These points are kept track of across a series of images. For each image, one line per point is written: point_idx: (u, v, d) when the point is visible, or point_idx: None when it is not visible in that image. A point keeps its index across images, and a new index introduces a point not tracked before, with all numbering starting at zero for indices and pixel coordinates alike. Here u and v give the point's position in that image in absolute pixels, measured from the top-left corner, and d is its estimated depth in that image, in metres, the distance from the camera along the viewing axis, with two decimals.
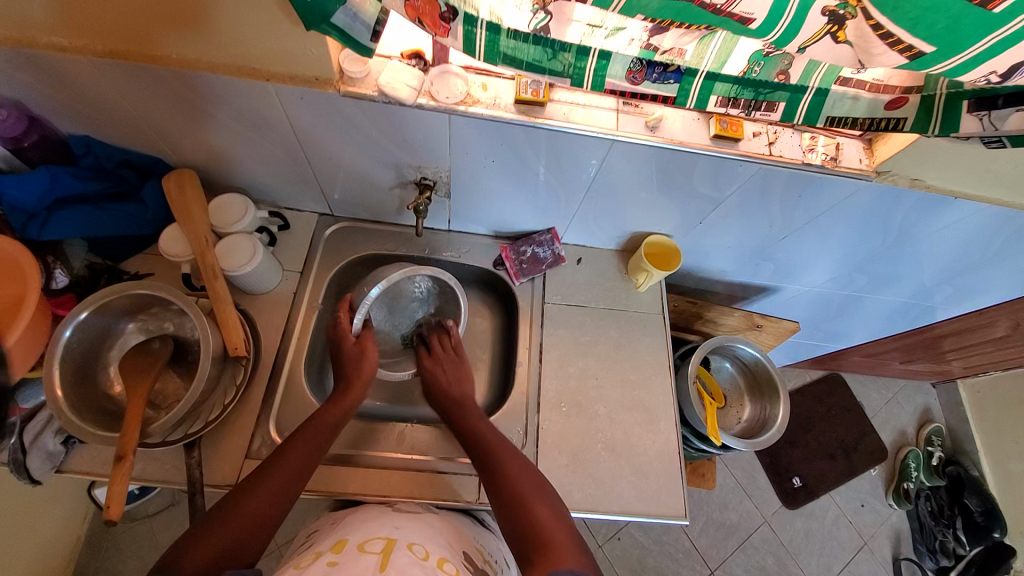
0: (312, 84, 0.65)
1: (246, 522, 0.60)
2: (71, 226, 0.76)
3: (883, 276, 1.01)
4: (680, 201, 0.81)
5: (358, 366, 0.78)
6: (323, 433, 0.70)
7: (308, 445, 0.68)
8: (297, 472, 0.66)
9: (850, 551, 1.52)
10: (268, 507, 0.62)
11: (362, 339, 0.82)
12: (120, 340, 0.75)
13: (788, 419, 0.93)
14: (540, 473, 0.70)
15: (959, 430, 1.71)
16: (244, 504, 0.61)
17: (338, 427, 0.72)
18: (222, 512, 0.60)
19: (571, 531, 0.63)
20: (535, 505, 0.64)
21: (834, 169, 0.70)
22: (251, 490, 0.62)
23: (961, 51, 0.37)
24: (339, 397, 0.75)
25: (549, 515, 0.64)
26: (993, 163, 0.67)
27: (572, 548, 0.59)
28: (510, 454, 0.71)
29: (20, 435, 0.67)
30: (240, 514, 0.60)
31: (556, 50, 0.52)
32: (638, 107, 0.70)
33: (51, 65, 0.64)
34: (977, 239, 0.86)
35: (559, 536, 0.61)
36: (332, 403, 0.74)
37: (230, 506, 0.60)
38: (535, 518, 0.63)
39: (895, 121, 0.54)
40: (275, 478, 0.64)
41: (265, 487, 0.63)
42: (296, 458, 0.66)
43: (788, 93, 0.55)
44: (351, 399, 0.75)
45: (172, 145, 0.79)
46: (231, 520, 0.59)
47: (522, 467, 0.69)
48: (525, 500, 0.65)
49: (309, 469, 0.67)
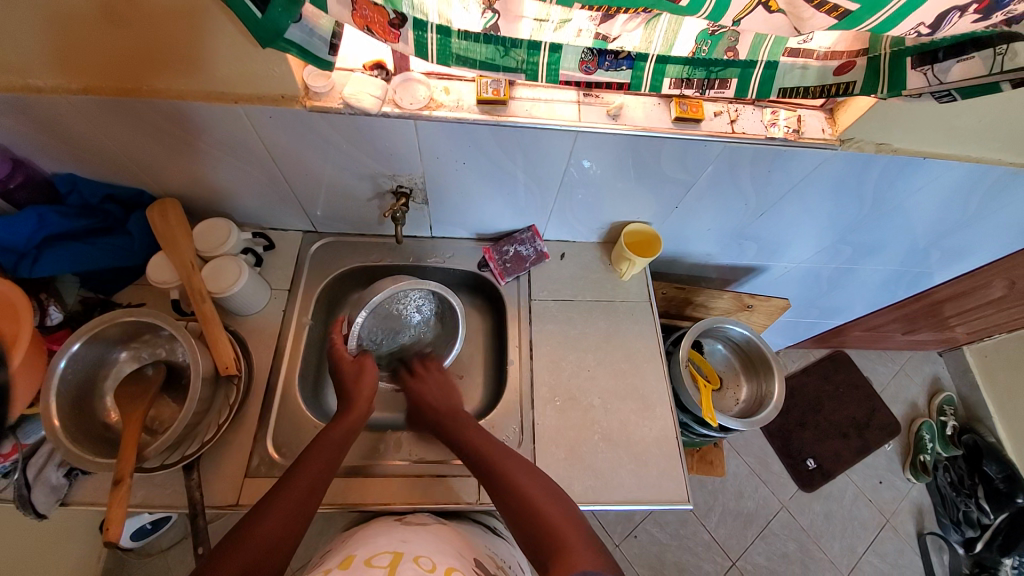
0: (279, 102, 0.67)
1: (262, 544, 0.58)
2: (63, 263, 0.77)
3: (868, 245, 1.01)
4: (654, 187, 0.82)
5: (355, 389, 0.79)
6: (330, 451, 0.70)
7: (317, 463, 0.68)
8: (309, 488, 0.65)
9: (871, 529, 1.50)
10: (281, 528, 0.60)
11: (360, 360, 0.82)
12: (115, 369, 0.76)
13: (784, 395, 0.93)
14: (544, 476, 0.69)
15: (970, 396, 1.70)
16: (257, 527, 0.59)
17: (345, 443, 0.72)
18: (233, 540, 0.58)
19: (583, 529, 0.62)
20: (546, 506, 0.64)
21: (797, 141, 0.71)
22: (263, 512, 0.61)
23: (883, 7, 0.39)
24: (344, 416, 0.75)
25: (561, 516, 0.63)
26: (956, 118, 0.68)
27: (591, 550, 0.58)
28: (513, 463, 0.70)
29: (23, 471, 0.69)
30: (252, 537, 0.58)
31: (508, 46, 0.54)
32: (599, 97, 0.72)
33: (31, 107, 0.66)
34: (955, 198, 0.87)
35: (573, 539, 0.60)
36: (338, 421, 0.74)
37: (243, 531, 0.59)
38: (548, 521, 0.62)
39: (846, 85, 0.55)
40: (287, 497, 0.63)
41: (276, 507, 0.62)
42: (306, 476, 0.66)
43: (738, 69, 0.56)
44: (355, 417, 0.75)
45: (154, 176, 0.81)
46: (247, 543, 0.58)
47: (529, 475, 0.68)
48: (533, 505, 0.64)
49: (320, 487, 0.66)
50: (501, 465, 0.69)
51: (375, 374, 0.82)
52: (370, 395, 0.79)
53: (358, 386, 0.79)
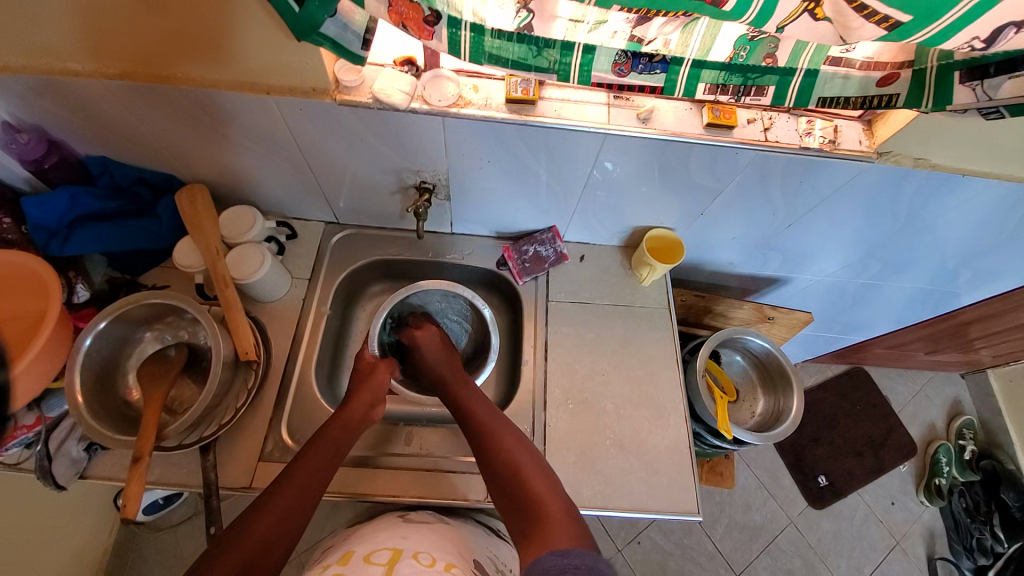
0: (309, 95, 0.68)
1: (256, 543, 0.58)
2: (93, 241, 0.79)
3: (897, 262, 0.99)
4: (681, 193, 0.81)
5: (363, 385, 0.80)
6: (330, 451, 0.69)
7: (314, 462, 0.67)
8: (304, 488, 0.64)
9: (882, 551, 1.47)
10: (276, 527, 0.60)
11: (376, 362, 0.84)
12: (137, 349, 0.78)
13: (801, 411, 0.91)
14: (528, 441, 0.72)
15: (994, 422, 1.64)
16: (252, 526, 0.59)
17: (344, 441, 0.71)
18: (229, 539, 0.58)
19: (563, 501, 0.64)
20: (534, 480, 0.66)
21: (833, 152, 0.69)
22: (259, 510, 0.61)
23: (939, 18, 0.37)
24: (341, 413, 0.74)
25: (543, 485, 0.66)
26: (999, 136, 0.66)
27: (567, 521, 0.61)
28: (501, 428, 0.73)
29: (45, 443, 0.71)
30: (247, 538, 0.58)
31: (541, 46, 0.53)
32: (629, 100, 0.71)
33: (68, 90, 0.68)
34: (992, 218, 0.84)
35: (552, 508, 0.63)
36: (336, 418, 0.73)
37: (238, 529, 0.59)
38: (529, 489, 0.65)
39: (888, 97, 0.54)
40: (282, 496, 0.63)
41: (272, 505, 0.62)
42: (303, 475, 0.65)
43: (776, 77, 0.55)
44: (353, 415, 0.74)
45: (183, 162, 0.82)
46: (242, 542, 0.58)
47: (517, 441, 0.71)
48: (518, 471, 0.67)
49: (316, 486, 0.65)
50: (489, 428, 0.73)
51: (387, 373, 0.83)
52: (373, 398, 0.78)
53: (363, 385, 0.79)
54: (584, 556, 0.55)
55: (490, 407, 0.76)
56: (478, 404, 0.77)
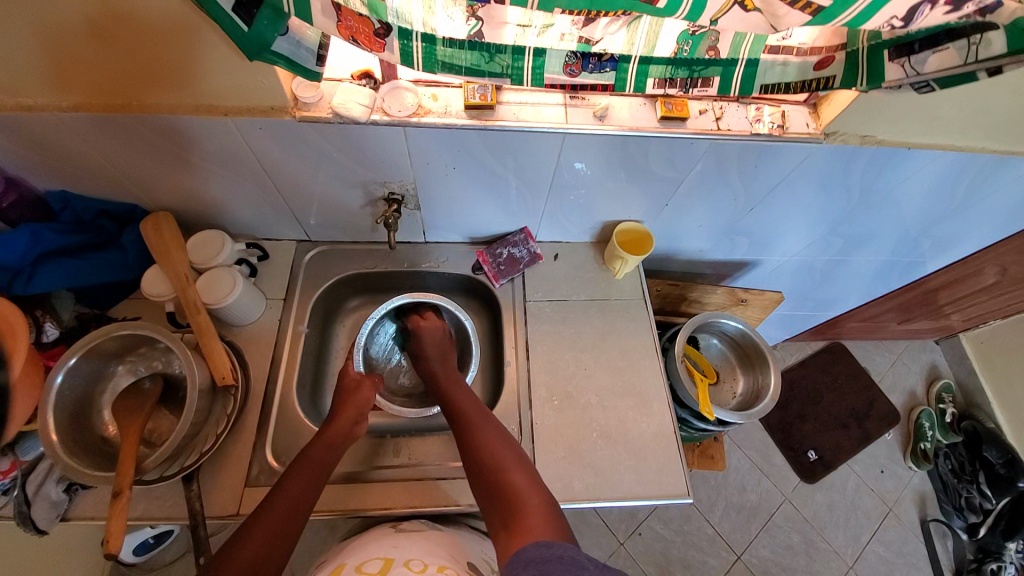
0: (268, 114, 0.68)
1: (242, 566, 0.58)
2: (59, 278, 0.77)
3: (858, 236, 1.02)
4: (644, 186, 0.83)
5: (346, 401, 0.79)
6: (314, 471, 0.68)
7: (299, 482, 0.66)
8: (292, 507, 0.64)
9: (875, 519, 1.51)
10: (263, 549, 0.60)
11: (361, 379, 0.83)
12: (111, 383, 0.76)
13: (779, 388, 0.94)
14: (513, 440, 0.73)
15: (968, 383, 1.71)
16: (241, 551, 0.59)
17: (328, 460, 0.70)
18: (214, 567, 0.58)
19: (545, 497, 0.65)
20: (518, 476, 0.66)
21: (783, 136, 0.72)
22: (246, 534, 0.61)
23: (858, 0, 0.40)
24: (326, 431, 0.73)
25: (526, 480, 0.66)
26: (937, 108, 0.70)
27: (549, 515, 0.62)
28: (486, 427, 0.73)
29: (23, 487, 0.69)
30: (233, 564, 0.58)
31: (492, 52, 0.55)
32: (585, 99, 0.73)
33: (24, 126, 0.67)
34: (940, 187, 0.88)
35: (534, 503, 0.64)
36: (321, 435, 0.73)
37: (225, 556, 0.59)
38: (511, 485, 0.66)
39: (825, 80, 0.56)
40: (269, 518, 0.62)
41: (259, 529, 0.61)
42: (287, 496, 0.65)
43: (721, 67, 0.57)
44: (337, 432, 0.73)
45: (147, 190, 0.81)
46: (227, 568, 0.58)
47: (501, 439, 0.72)
48: (502, 468, 0.68)
49: (304, 503, 0.65)
50: (474, 428, 0.74)
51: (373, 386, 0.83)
52: (357, 413, 0.77)
53: (346, 402, 0.78)
54: (566, 547, 0.56)
55: (478, 411, 0.77)
56: (467, 406, 0.77)
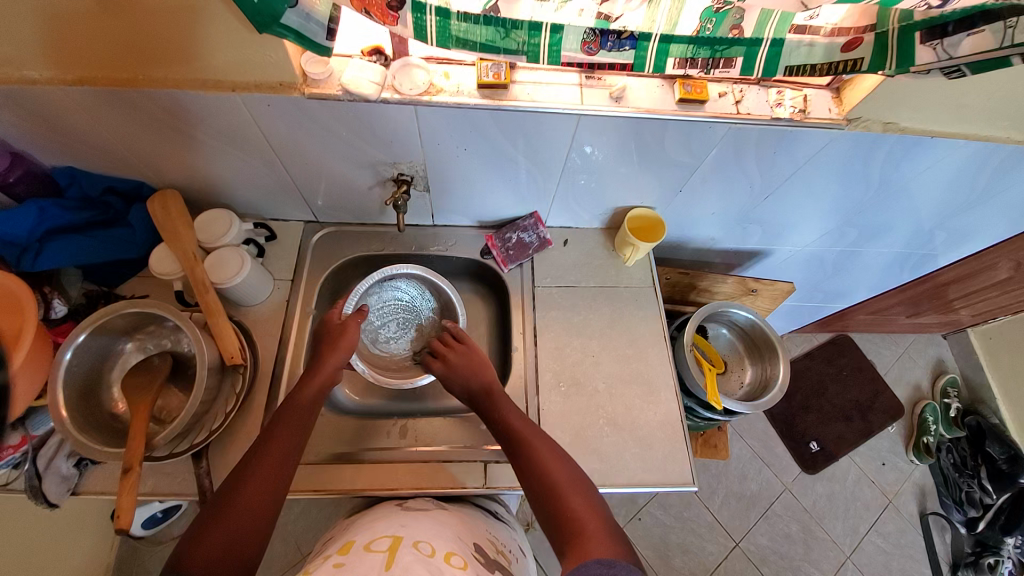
0: (277, 90, 0.66)
1: (247, 512, 0.59)
2: (66, 255, 0.77)
3: (873, 226, 1.00)
4: (658, 171, 0.81)
5: (332, 342, 0.78)
6: (301, 413, 0.69)
7: (290, 428, 0.67)
8: (286, 453, 0.65)
9: (875, 510, 1.51)
10: (263, 492, 0.61)
11: (346, 321, 0.81)
12: (121, 360, 0.76)
13: (788, 378, 0.94)
14: (572, 460, 0.69)
15: (975, 378, 1.69)
16: (240, 496, 0.59)
17: (315, 405, 0.72)
18: (217, 512, 0.58)
19: (605, 521, 0.62)
20: (570, 494, 0.63)
21: (803, 121, 0.70)
22: (240, 480, 0.61)
23: None
24: (313, 374, 0.74)
25: (584, 503, 0.63)
26: (964, 95, 0.67)
27: (606, 539, 0.59)
28: (546, 450, 0.68)
29: (34, 462, 0.70)
30: (231, 510, 0.58)
31: (508, 28, 0.53)
32: (601, 79, 0.71)
33: (29, 100, 0.66)
34: (959, 179, 0.86)
35: (591, 528, 0.61)
36: (307, 382, 0.73)
37: (224, 501, 0.59)
38: (569, 510, 0.62)
39: (853, 63, 0.55)
40: (263, 462, 0.63)
41: (257, 471, 0.62)
42: (281, 441, 0.65)
43: (744, 47, 0.55)
44: (325, 377, 0.74)
45: (153, 168, 0.80)
46: (227, 515, 0.58)
47: (561, 463, 0.67)
48: (558, 492, 0.64)
49: (295, 448, 0.66)
50: (534, 452, 0.68)
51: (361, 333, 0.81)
52: (347, 353, 0.78)
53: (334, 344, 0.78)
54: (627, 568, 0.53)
55: (520, 412, 0.74)
56: (506, 406, 0.75)
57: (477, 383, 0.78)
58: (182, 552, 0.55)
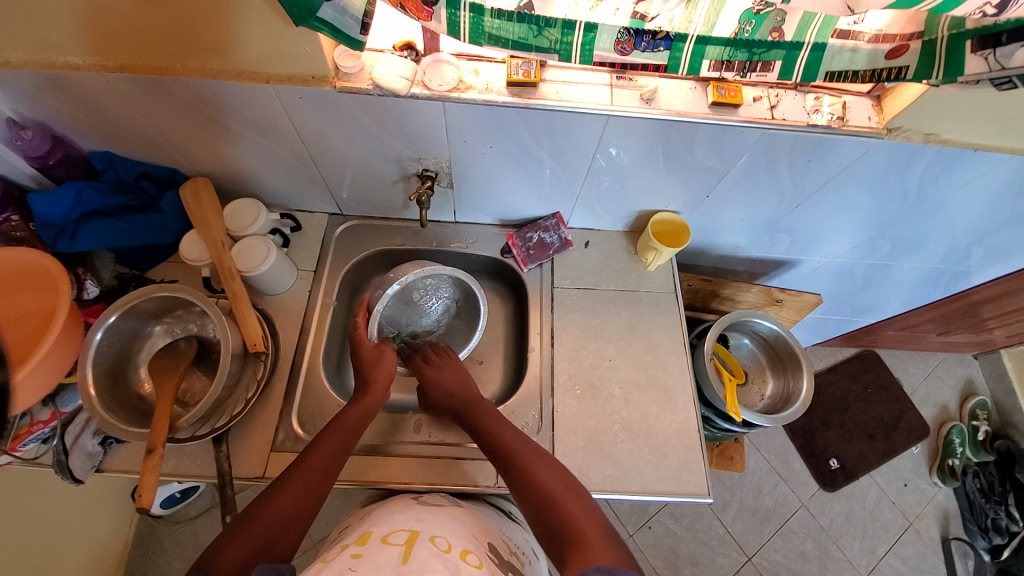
0: (309, 83, 0.67)
1: (274, 524, 0.59)
2: (98, 238, 0.80)
3: (907, 240, 0.97)
4: (686, 176, 0.80)
5: (373, 368, 0.78)
6: (343, 434, 0.70)
7: (329, 445, 0.68)
8: (323, 470, 0.66)
9: (895, 532, 1.47)
10: (293, 508, 0.61)
11: (382, 348, 0.81)
12: (148, 342, 0.78)
13: (811, 393, 0.91)
14: (565, 470, 0.68)
15: (1006, 402, 1.63)
16: (270, 509, 0.60)
17: (359, 427, 0.72)
18: (249, 520, 0.59)
19: (605, 528, 0.61)
20: (567, 502, 0.63)
21: (841, 129, 0.68)
22: (275, 494, 0.62)
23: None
24: (360, 399, 0.75)
25: (580, 508, 0.62)
26: (1013, 108, 0.64)
27: (606, 545, 0.58)
28: (536, 459, 0.68)
29: (62, 437, 0.72)
30: (262, 519, 0.59)
31: (541, 26, 0.53)
32: (632, 80, 0.70)
33: (71, 85, 0.68)
34: (1001, 196, 0.83)
35: (589, 533, 0.59)
36: (353, 404, 0.74)
37: (256, 511, 0.60)
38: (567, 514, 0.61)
39: (898, 69, 0.53)
40: (300, 477, 0.64)
41: (291, 488, 0.63)
42: (319, 458, 0.66)
43: (784, 51, 0.54)
44: (371, 402, 0.75)
45: (186, 155, 0.82)
46: (256, 525, 0.59)
47: (552, 471, 0.67)
48: (555, 499, 0.63)
49: (333, 469, 0.67)
50: (522, 465, 0.67)
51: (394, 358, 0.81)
52: (387, 381, 0.78)
53: (374, 371, 0.78)
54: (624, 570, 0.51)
55: (504, 421, 0.75)
56: (492, 414, 0.76)
57: (469, 395, 0.78)
58: (208, 558, 0.55)
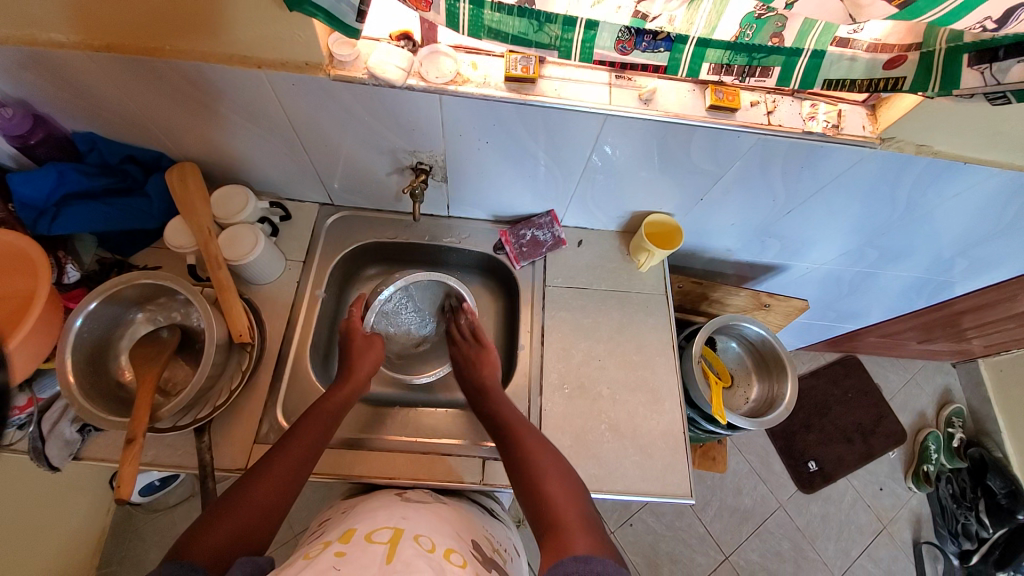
0: (302, 70, 0.65)
1: (255, 511, 0.59)
2: (82, 220, 0.77)
3: (894, 250, 0.98)
4: (681, 178, 0.80)
5: (353, 361, 0.80)
6: (325, 420, 0.70)
7: (311, 431, 0.68)
8: (305, 455, 0.65)
9: (869, 534, 1.50)
10: (273, 494, 0.61)
11: (370, 338, 0.84)
12: (130, 330, 0.77)
13: (795, 398, 0.92)
14: (561, 455, 0.69)
15: (982, 410, 1.67)
16: (250, 495, 0.59)
17: (339, 414, 0.73)
18: (227, 507, 0.58)
19: (586, 515, 0.61)
20: (551, 484, 0.63)
21: (836, 137, 0.69)
22: (254, 479, 0.61)
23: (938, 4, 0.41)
24: (339, 387, 0.75)
25: (561, 493, 0.63)
26: (1004, 123, 0.65)
27: (585, 530, 0.58)
28: (533, 441, 0.70)
29: (38, 424, 0.70)
30: (242, 506, 0.58)
31: (542, 21, 0.52)
32: (631, 80, 0.70)
33: (53, 63, 0.66)
34: (987, 209, 0.84)
35: (570, 518, 0.59)
36: (334, 391, 0.75)
37: (235, 497, 0.59)
38: (550, 497, 0.62)
39: (893, 81, 0.53)
40: (281, 463, 0.63)
41: (271, 474, 0.62)
42: (301, 444, 0.66)
43: (783, 57, 0.54)
44: (353, 387, 0.76)
45: (173, 139, 0.80)
46: (237, 510, 0.58)
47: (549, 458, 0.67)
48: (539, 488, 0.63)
49: (313, 454, 0.66)
50: (519, 447, 0.69)
51: (382, 349, 0.84)
52: (369, 372, 0.80)
53: (360, 357, 0.80)
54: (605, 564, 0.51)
55: (507, 402, 0.77)
56: (497, 396, 0.79)
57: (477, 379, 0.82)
58: (184, 544, 0.54)
